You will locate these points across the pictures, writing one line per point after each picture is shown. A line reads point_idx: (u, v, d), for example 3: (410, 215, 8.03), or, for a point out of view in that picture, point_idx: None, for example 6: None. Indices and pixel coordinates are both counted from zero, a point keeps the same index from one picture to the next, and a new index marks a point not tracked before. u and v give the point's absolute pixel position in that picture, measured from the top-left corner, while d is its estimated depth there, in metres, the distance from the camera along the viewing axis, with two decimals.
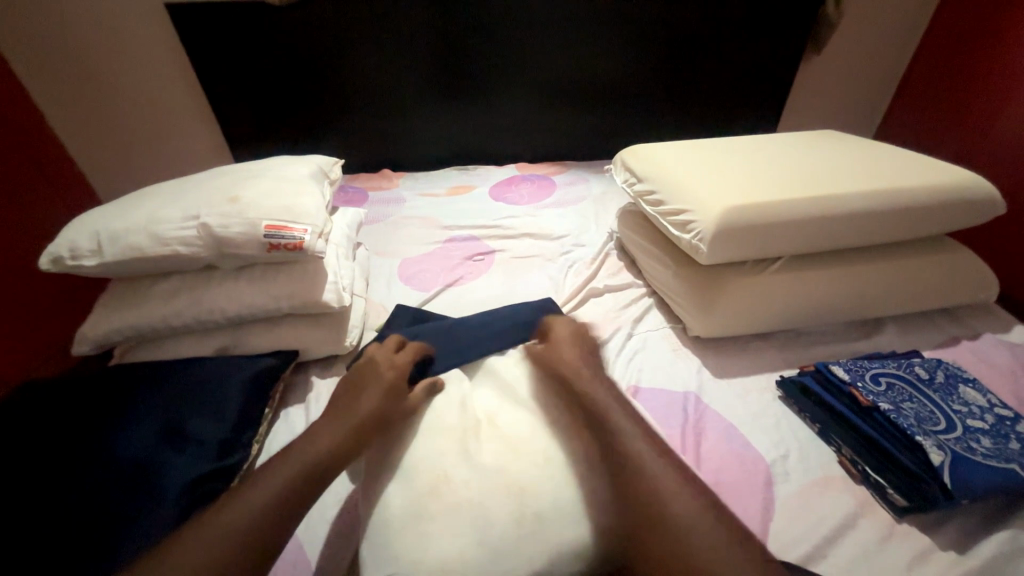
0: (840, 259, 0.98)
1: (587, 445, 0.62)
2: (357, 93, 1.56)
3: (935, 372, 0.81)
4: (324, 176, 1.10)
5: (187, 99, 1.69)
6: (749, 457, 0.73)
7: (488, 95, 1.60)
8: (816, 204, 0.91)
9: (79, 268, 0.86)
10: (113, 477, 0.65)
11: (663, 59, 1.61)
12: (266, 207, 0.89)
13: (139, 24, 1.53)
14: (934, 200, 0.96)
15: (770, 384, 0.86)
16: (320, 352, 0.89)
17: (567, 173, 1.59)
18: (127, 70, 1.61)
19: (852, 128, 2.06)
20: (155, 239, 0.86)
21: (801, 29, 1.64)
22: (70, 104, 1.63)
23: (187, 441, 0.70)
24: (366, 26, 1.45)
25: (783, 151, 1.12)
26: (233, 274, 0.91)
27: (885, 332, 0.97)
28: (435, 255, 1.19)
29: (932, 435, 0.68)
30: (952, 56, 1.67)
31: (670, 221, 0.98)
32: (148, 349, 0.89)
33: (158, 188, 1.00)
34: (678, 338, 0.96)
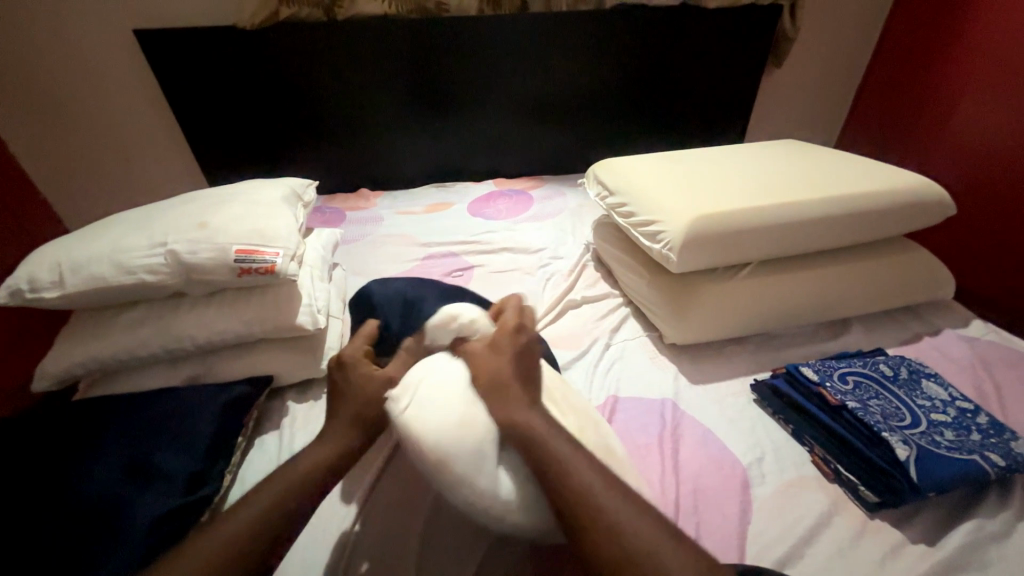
0: (806, 263, 1.01)
1: None
2: (332, 114, 1.57)
3: (900, 368, 0.84)
4: (297, 199, 1.09)
5: (157, 124, 1.67)
6: (726, 462, 0.74)
7: (463, 112, 1.63)
8: (779, 212, 0.95)
9: (39, 300, 0.83)
10: (74, 518, 0.62)
11: (633, 78, 1.67)
12: (237, 231, 0.88)
13: (108, 51, 1.52)
14: (890, 204, 1.00)
15: (744, 388, 0.88)
16: (295, 376, 0.88)
17: (544, 188, 1.61)
18: (95, 97, 1.59)
19: (816, 137, 2.15)
20: (120, 268, 0.84)
21: (761, 44, 1.72)
22: (35, 132, 1.60)
23: (154, 475, 0.68)
24: (339, 49, 1.47)
25: (748, 161, 1.16)
26: (203, 300, 0.89)
27: (852, 331, 1.00)
28: (414, 273, 1.20)
29: (898, 430, 0.71)
30: (902, 67, 1.77)
31: (641, 232, 1.00)
32: (115, 382, 0.87)
33: (124, 216, 0.98)
34: (655, 346, 0.98)
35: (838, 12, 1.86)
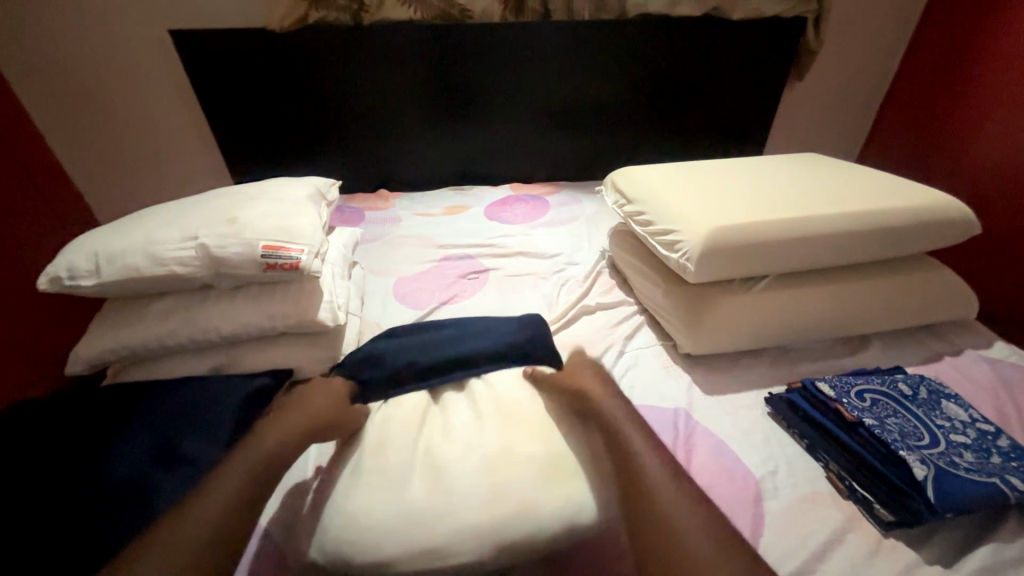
0: (824, 277, 1.00)
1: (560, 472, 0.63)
2: (355, 116, 1.60)
3: (918, 388, 0.83)
4: (321, 198, 1.12)
5: (187, 121, 1.72)
6: (738, 473, 0.74)
7: (482, 117, 1.65)
8: (798, 225, 0.94)
9: (76, 287, 0.86)
10: (103, 498, 0.65)
11: (653, 87, 1.67)
12: (264, 227, 0.91)
13: (143, 49, 1.58)
14: (912, 221, 0.99)
15: (758, 401, 0.88)
16: (313, 371, 0.90)
17: (560, 193, 1.63)
18: (129, 94, 1.64)
19: (837, 150, 2.12)
20: (153, 259, 0.87)
21: (783, 56, 1.71)
22: (72, 126, 1.67)
23: (179, 460, 0.70)
24: (365, 53, 1.51)
25: (768, 174, 1.16)
26: (230, 293, 0.91)
27: (870, 348, 0.99)
28: (430, 274, 1.22)
29: (915, 450, 0.70)
30: (928, 82, 1.75)
31: (659, 241, 1.01)
32: (143, 369, 0.90)
33: (156, 210, 1.01)
34: (669, 355, 0.98)
35: (864, 25, 1.84)
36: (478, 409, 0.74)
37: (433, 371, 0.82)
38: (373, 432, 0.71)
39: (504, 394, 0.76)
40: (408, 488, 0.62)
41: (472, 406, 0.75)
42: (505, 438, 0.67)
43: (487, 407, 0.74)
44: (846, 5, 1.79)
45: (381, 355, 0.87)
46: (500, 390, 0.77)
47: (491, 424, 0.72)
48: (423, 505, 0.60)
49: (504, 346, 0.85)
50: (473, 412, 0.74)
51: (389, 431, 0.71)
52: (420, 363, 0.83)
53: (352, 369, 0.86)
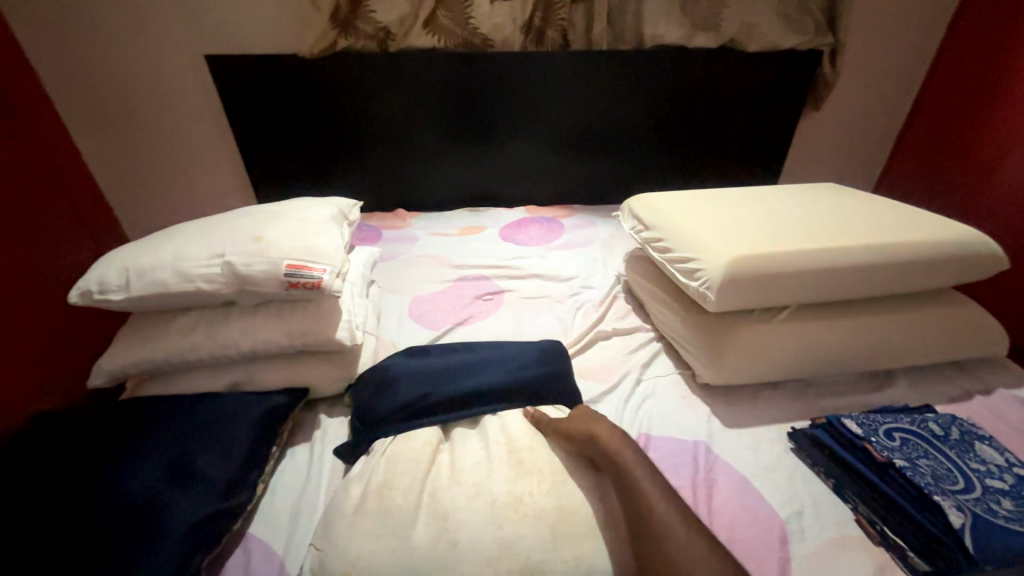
0: (847, 309, 0.99)
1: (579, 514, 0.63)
2: (377, 138, 1.64)
3: (950, 428, 0.80)
4: (343, 218, 1.14)
5: (216, 140, 1.78)
6: (762, 512, 0.72)
7: (501, 141, 1.68)
8: (820, 256, 0.93)
9: (106, 301, 0.88)
10: (116, 516, 0.64)
11: (669, 114, 1.69)
12: (289, 246, 0.93)
13: (179, 72, 1.65)
14: (937, 255, 0.97)
15: (781, 436, 0.85)
16: (329, 390, 0.90)
17: (575, 216, 1.64)
18: (162, 114, 1.71)
19: (854, 179, 2.12)
20: (180, 276, 0.89)
21: (799, 87, 1.73)
22: (107, 143, 1.74)
23: (194, 479, 0.70)
24: (389, 78, 1.56)
25: (787, 203, 1.16)
26: (252, 310, 0.93)
27: (896, 384, 0.96)
28: (445, 294, 1.22)
29: (950, 495, 0.67)
30: (948, 114, 1.75)
31: (678, 268, 1.00)
32: (163, 383, 0.91)
33: (184, 227, 1.04)
34: (687, 385, 0.97)
35: (880, 58, 1.86)
36: (489, 451, 0.72)
37: (448, 403, 0.80)
38: (378, 467, 0.70)
39: (517, 436, 0.74)
40: (411, 535, 0.60)
41: (484, 447, 0.73)
42: (513, 487, 0.66)
43: (499, 450, 0.72)
44: (861, 38, 1.81)
45: (395, 378, 0.85)
46: (513, 431, 0.75)
47: (509, 453, 0.71)
48: (425, 556, 0.58)
49: (521, 381, 0.83)
50: (484, 453, 0.72)
51: (404, 459, 0.71)
52: (438, 391, 0.82)
53: (368, 391, 0.85)
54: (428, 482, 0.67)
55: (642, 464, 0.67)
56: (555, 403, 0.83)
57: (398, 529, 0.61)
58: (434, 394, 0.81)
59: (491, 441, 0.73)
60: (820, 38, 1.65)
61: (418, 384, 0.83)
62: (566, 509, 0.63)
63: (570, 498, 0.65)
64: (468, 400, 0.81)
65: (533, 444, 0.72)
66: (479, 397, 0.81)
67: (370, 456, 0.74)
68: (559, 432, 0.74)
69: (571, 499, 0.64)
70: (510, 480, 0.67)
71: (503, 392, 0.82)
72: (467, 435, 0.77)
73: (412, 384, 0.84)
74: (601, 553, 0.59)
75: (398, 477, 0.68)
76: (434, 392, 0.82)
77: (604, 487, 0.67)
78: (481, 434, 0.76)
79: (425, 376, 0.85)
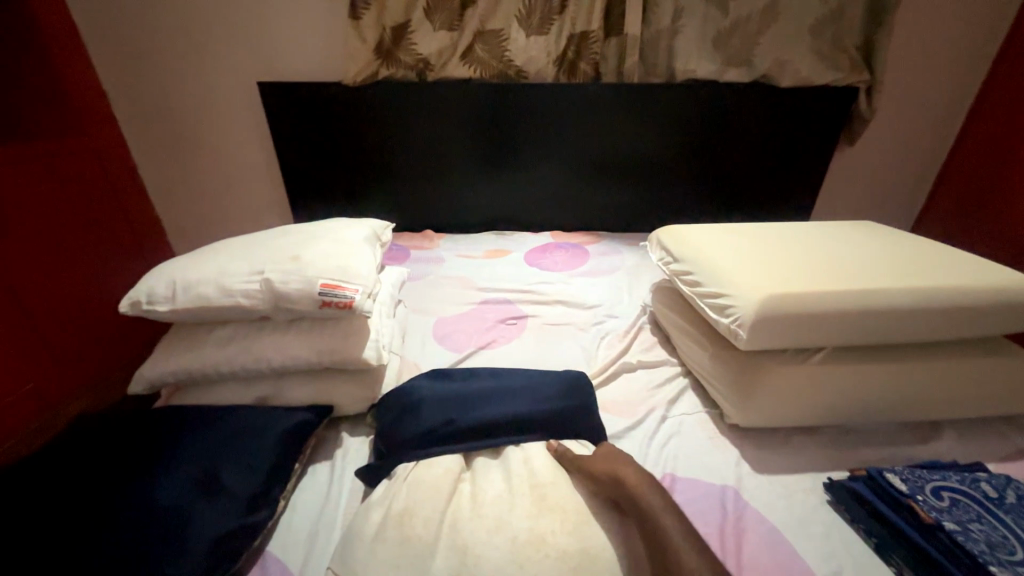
0: (886, 354, 0.94)
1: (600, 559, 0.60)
2: (411, 162, 1.70)
3: (1006, 491, 0.74)
4: (375, 239, 1.18)
5: (259, 159, 1.88)
6: (797, 570, 0.67)
7: (531, 168, 1.72)
8: (859, 298, 0.90)
9: (152, 311, 0.93)
10: (145, 524, 0.66)
11: (699, 146, 1.70)
12: (324, 266, 0.96)
13: (232, 96, 1.77)
14: (986, 301, 0.93)
15: (816, 486, 0.81)
16: (353, 408, 0.92)
17: (601, 244, 1.64)
18: (214, 134, 1.83)
19: (891, 216, 2.05)
20: (222, 290, 0.93)
21: (834, 123, 1.71)
22: (162, 159, 1.86)
23: (220, 491, 0.71)
24: (426, 106, 1.62)
25: (823, 241, 1.13)
26: (285, 326, 0.96)
27: (942, 437, 0.91)
28: (470, 317, 1.23)
29: (1009, 565, 0.61)
30: (993, 154, 1.69)
31: (707, 303, 0.99)
32: (196, 392, 0.94)
33: (229, 243, 1.09)
34: (715, 425, 0.93)
35: (919, 95, 1.82)
36: (510, 484, 0.71)
37: (472, 431, 0.80)
38: (401, 492, 0.70)
39: (539, 470, 0.73)
40: (429, 567, 0.60)
41: (505, 480, 0.72)
42: (534, 524, 0.64)
43: (520, 483, 0.71)
44: (898, 75, 1.79)
45: (419, 403, 0.85)
46: (535, 464, 0.74)
47: (530, 487, 0.70)
48: None
49: (545, 411, 0.83)
50: (505, 485, 0.71)
51: (424, 486, 0.70)
52: (460, 419, 0.81)
53: (391, 415, 0.85)
54: (448, 512, 0.67)
55: (670, 507, 0.64)
56: (580, 437, 0.82)
57: (417, 560, 0.61)
58: (457, 422, 0.81)
59: (513, 473, 0.72)
60: (855, 75, 1.64)
61: (440, 410, 0.83)
62: (588, 552, 0.61)
63: (593, 541, 0.63)
64: (491, 430, 0.80)
65: (556, 480, 0.71)
66: (502, 427, 0.80)
67: (392, 481, 0.74)
68: (584, 467, 0.72)
69: (594, 542, 0.62)
70: (531, 516, 0.65)
71: (526, 423, 0.81)
72: (488, 465, 0.76)
73: (435, 409, 0.83)
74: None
75: (415, 506, 0.67)
76: (456, 419, 0.81)
77: (629, 530, 0.64)
78: (503, 464, 0.75)
79: (448, 401, 0.85)
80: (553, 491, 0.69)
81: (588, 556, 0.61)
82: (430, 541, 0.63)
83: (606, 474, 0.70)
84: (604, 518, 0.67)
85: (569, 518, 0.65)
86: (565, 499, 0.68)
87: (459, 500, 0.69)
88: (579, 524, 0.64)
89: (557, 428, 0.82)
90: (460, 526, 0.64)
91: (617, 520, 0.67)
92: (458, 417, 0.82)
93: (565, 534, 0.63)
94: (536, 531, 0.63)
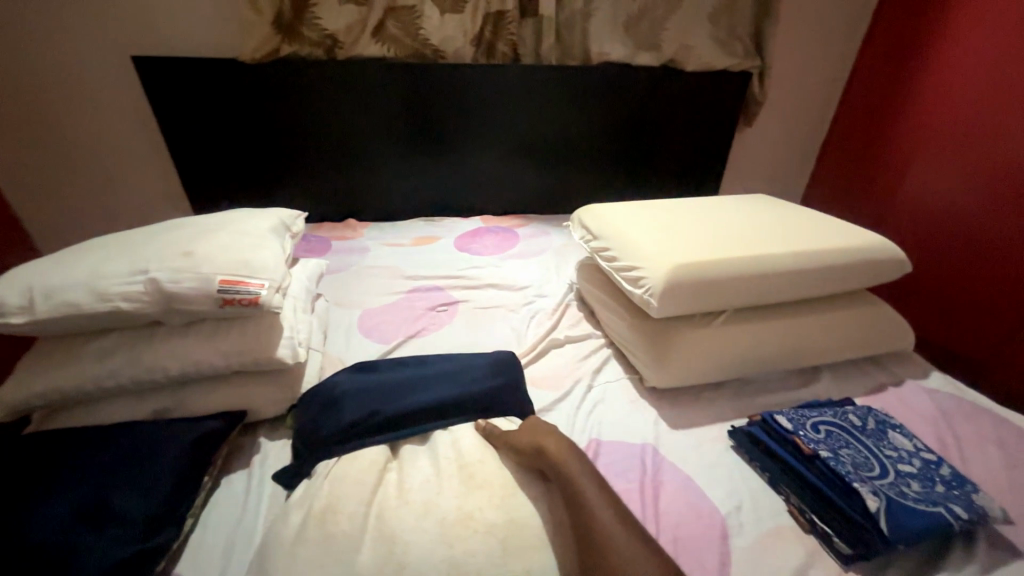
0: (777, 311, 1.06)
1: (527, 527, 0.63)
2: (325, 147, 1.60)
3: (867, 419, 0.87)
4: (285, 230, 1.10)
5: (144, 146, 1.66)
6: (705, 510, 0.75)
7: (454, 152, 1.68)
8: (752, 263, 1.00)
9: (4, 325, 0.79)
10: (14, 567, 0.57)
11: (617, 129, 1.77)
12: (223, 261, 0.88)
13: (101, 74, 1.53)
14: (852, 260, 1.07)
15: (722, 434, 0.90)
16: (269, 411, 0.85)
17: (529, 226, 1.66)
18: (82, 118, 1.58)
19: (785, 190, 2.29)
20: (96, 295, 0.81)
21: (733, 105, 1.86)
22: (16, 149, 1.58)
23: (110, 518, 0.63)
24: (337, 85, 1.52)
25: (724, 213, 1.23)
26: (181, 330, 0.86)
27: (822, 380, 1.04)
28: (397, 306, 1.20)
29: (868, 481, 0.73)
30: (859, 133, 1.94)
31: (624, 277, 1.04)
32: (76, 414, 0.82)
33: (103, 241, 0.96)
34: (636, 389, 1.00)
35: (802, 80, 2.03)
36: (438, 467, 0.70)
37: (398, 419, 0.78)
38: (321, 491, 0.67)
39: (467, 450, 0.73)
40: (352, 562, 0.58)
41: (433, 464, 0.71)
42: (459, 505, 0.64)
43: (448, 466, 0.71)
44: (785, 62, 1.98)
45: (342, 397, 0.82)
46: (463, 445, 0.74)
47: (457, 468, 0.70)
48: None
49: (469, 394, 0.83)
50: (432, 470, 0.71)
51: (347, 482, 0.68)
52: (386, 407, 0.79)
53: (312, 411, 0.82)
54: (373, 504, 0.65)
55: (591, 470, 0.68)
56: (510, 416, 0.83)
57: (341, 556, 0.59)
58: (382, 410, 0.79)
59: (441, 457, 0.72)
60: (749, 60, 1.78)
61: (365, 401, 0.81)
62: (515, 522, 0.63)
63: (520, 511, 0.64)
64: (418, 416, 0.79)
65: (483, 458, 0.72)
66: (429, 412, 0.80)
67: (313, 479, 0.70)
68: (511, 442, 0.74)
69: (520, 512, 0.64)
70: (459, 496, 0.66)
71: (455, 406, 0.81)
72: (416, 452, 0.75)
73: (358, 401, 0.81)
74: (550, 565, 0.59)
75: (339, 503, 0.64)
76: (381, 409, 0.79)
77: (555, 496, 0.67)
78: (432, 450, 0.75)
79: (373, 392, 0.83)
80: (480, 469, 0.70)
81: (514, 527, 0.63)
82: (355, 536, 0.61)
83: (532, 447, 0.72)
84: (533, 488, 0.69)
85: (497, 493, 0.66)
86: (493, 475, 0.69)
87: (385, 490, 0.68)
88: (506, 497, 0.66)
89: (487, 409, 0.82)
90: (387, 516, 0.63)
91: (545, 488, 0.69)
92: (384, 407, 0.80)
93: (492, 509, 0.64)
94: (464, 510, 0.63)
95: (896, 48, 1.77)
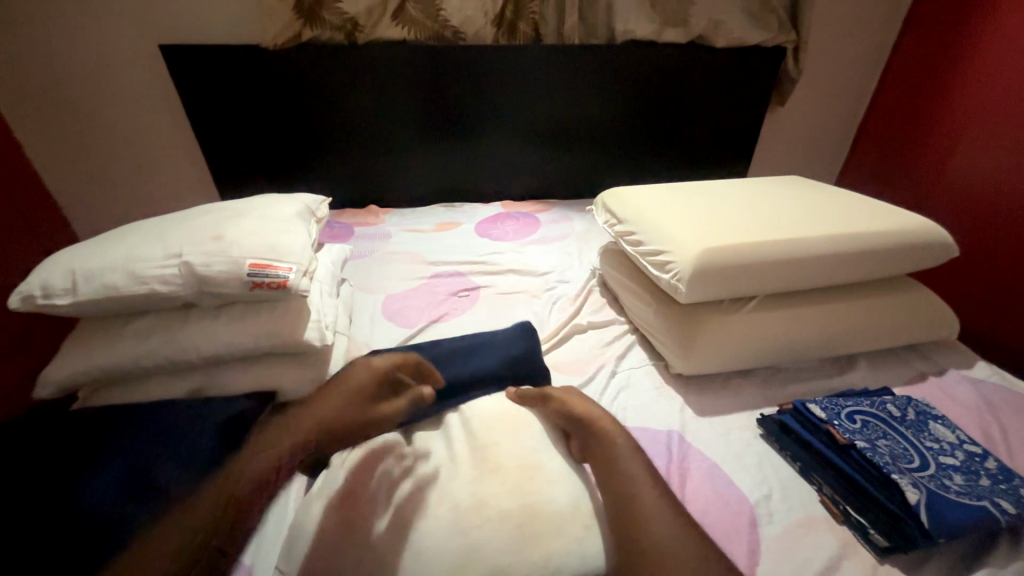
0: (810, 298, 1.02)
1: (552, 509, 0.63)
2: (347, 133, 1.60)
3: (907, 410, 0.84)
4: (310, 215, 1.11)
5: (174, 134, 1.70)
6: (733, 498, 0.73)
7: (475, 136, 1.66)
8: (785, 248, 0.96)
9: (49, 307, 0.83)
10: (69, 529, 0.60)
11: (641, 109, 1.71)
12: (252, 245, 0.89)
13: (130, 64, 1.56)
14: (893, 244, 1.01)
15: (750, 422, 0.88)
16: (299, 392, 0.87)
17: (551, 211, 1.64)
18: (115, 108, 1.62)
19: (818, 172, 2.19)
20: (133, 278, 0.84)
21: (765, 83, 1.77)
22: (54, 139, 1.64)
23: (155, 491, 0.66)
24: (358, 69, 1.51)
25: (755, 196, 1.18)
26: (213, 312, 0.89)
27: (857, 368, 1.00)
28: (419, 291, 1.20)
29: (907, 473, 0.70)
30: (901, 109, 1.83)
31: (649, 261, 1.01)
32: (117, 392, 0.86)
33: (137, 226, 0.99)
34: (661, 375, 0.98)
35: (840, 55, 1.92)
36: (462, 450, 0.71)
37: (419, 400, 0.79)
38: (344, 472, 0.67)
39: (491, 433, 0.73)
40: (380, 540, 0.59)
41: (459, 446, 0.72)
42: (483, 488, 0.65)
43: (472, 448, 0.71)
44: (822, 36, 1.87)
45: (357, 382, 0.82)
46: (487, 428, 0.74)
47: (479, 450, 0.71)
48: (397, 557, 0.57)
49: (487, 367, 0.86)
50: (457, 452, 0.71)
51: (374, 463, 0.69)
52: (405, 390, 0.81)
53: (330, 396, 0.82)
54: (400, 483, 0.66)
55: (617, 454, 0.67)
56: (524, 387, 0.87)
57: (371, 533, 0.60)
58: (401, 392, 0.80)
59: (466, 439, 0.72)
60: (783, 35, 1.69)
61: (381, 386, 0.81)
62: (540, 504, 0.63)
63: (539, 493, 0.65)
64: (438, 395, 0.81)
65: (507, 440, 0.72)
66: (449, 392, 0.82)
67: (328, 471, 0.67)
68: None
69: (545, 494, 0.64)
70: (485, 477, 0.66)
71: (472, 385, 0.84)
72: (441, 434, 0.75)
73: (374, 384, 0.82)
74: (573, 550, 0.59)
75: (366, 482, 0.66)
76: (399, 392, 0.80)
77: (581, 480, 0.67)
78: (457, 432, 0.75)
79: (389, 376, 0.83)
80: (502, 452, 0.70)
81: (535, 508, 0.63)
82: (382, 513, 0.62)
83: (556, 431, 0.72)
84: (557, 471, 0.69)
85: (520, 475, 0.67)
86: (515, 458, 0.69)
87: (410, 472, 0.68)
88: (527, 479, 0.67)
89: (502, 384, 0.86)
90: (413, 495, 0.64)
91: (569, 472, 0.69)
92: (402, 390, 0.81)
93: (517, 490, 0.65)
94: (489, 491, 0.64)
95: (946, 17, 1.65)
